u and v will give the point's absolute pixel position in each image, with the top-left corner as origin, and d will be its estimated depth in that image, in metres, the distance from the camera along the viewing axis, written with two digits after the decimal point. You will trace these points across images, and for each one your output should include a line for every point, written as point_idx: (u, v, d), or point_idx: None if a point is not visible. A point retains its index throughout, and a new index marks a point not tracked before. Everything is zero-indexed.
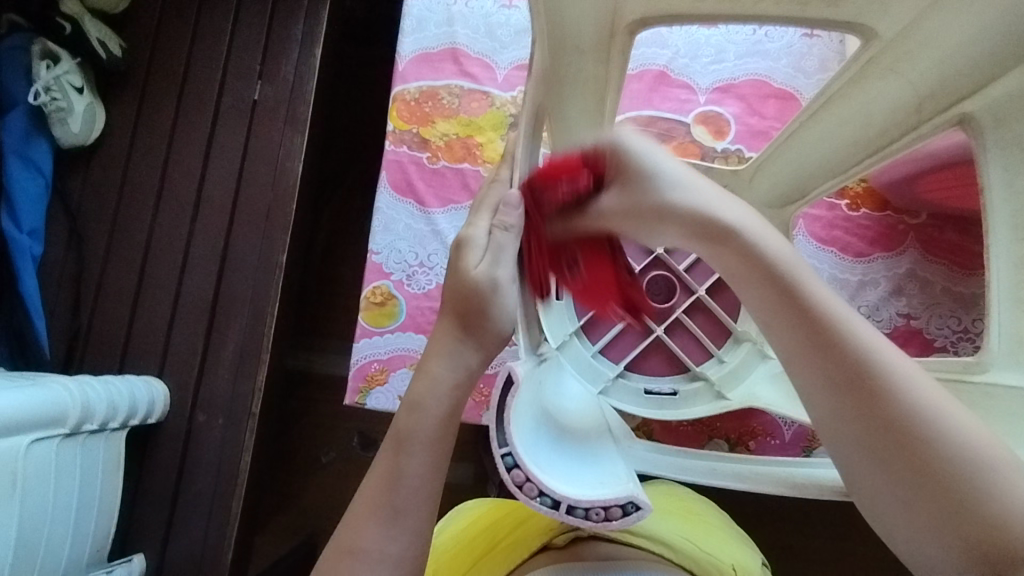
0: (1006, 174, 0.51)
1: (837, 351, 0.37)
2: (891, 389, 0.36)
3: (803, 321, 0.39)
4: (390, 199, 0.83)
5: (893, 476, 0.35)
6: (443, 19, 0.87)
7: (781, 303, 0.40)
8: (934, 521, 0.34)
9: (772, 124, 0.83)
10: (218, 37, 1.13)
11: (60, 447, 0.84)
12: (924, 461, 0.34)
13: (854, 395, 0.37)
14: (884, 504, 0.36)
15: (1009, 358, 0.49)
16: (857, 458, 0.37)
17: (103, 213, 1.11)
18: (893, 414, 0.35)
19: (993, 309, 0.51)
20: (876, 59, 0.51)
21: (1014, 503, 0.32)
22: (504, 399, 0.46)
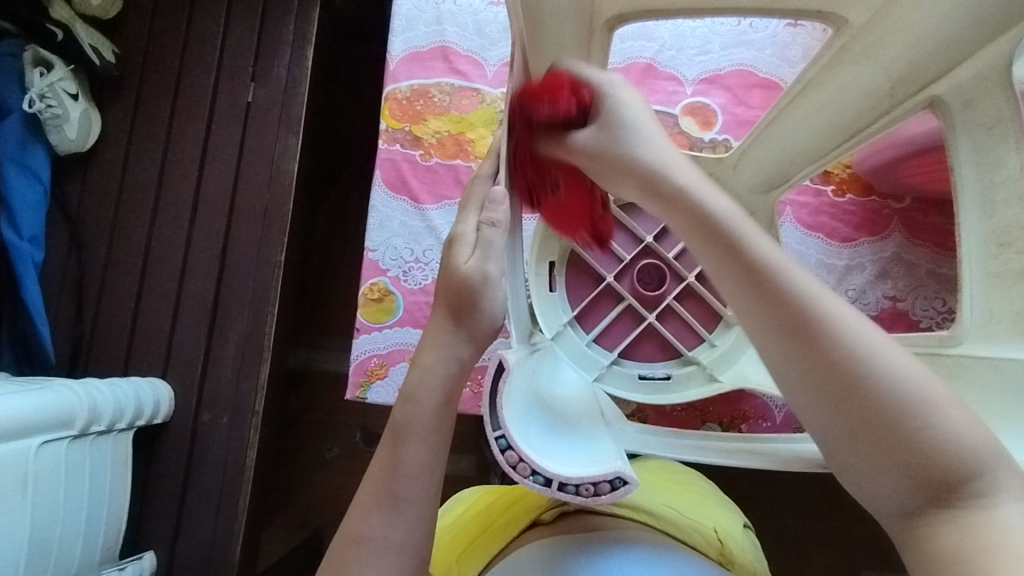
0: (975, 153, 0.53)
1: (783, 298, 0.39)
2: (830, 332, 0.38)
3: (750, 276, 0.40)
4: (385, 197, 0.85)
5: (840, 416, 0.37)
6: (432, 17, 0.88)
7: (726, 255, 0.41)
8: (876, 452, 0.37)
9: (758, 114, 0.84)
10: (210, 40, 1.14)
11: (69, 448, 0.86)
12: (866, 397, 0.36)
13: (798, 340, 0.38)
14: (836, 439, 0.38)
15: (979, 332, 0.51)
16: (808, 398, 0.39)
17: (103, 218, 1.12)
18: (843, 356, 0.37)
19: (964, 290, 0.54)
20: (847, 46, 0.53)
21: (945, 430, 0.35)
22: (497, 386, 0.48)
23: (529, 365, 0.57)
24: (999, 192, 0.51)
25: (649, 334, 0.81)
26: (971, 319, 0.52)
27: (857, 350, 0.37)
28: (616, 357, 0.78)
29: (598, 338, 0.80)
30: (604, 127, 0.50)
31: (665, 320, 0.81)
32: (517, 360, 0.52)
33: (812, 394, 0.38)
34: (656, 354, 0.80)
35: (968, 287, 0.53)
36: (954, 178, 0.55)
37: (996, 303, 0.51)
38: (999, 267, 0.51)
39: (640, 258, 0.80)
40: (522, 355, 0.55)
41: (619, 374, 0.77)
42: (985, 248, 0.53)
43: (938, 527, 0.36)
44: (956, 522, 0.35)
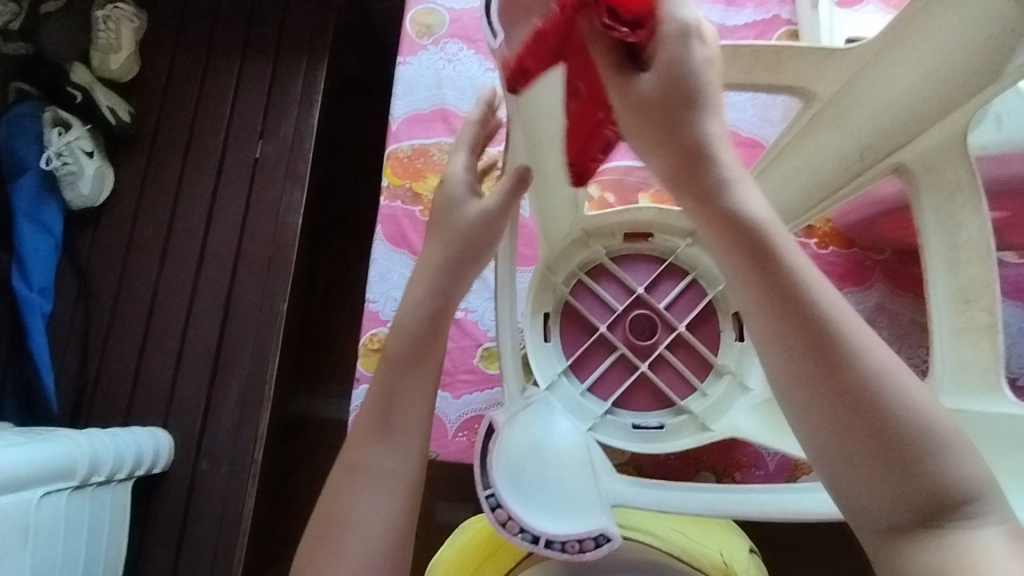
0: (938, 217, 0.56)
1: (812, 325, 0.40)
2: (847, 356, 0.39)
3: (782, 296, 0.40)
4: (385, 250, 0.88)
5: (846, 436, 0.39)
6: (433, 82, 0.93)
7: (754, 259, 0.41)
8: (874, 472, 0.39)
9: (742, 171, 0.88)
10: (221, 101, 1.20)
11: (70, 499, 0.87)
12: (874, 419, 0.39)
13: (813, 360, 0.40)
14: (836, 459, 0.40)
15: (953, 384, 0.54)
16: (816, 416, 0.40)
17: (111, 270, 1.16)
18: (856, 381, 0.39)
19: (935, 344, 0.56)
20: (819, 114, 0.57)
21: (939, 455, 0.39)
22: (487, 446, 0.51)
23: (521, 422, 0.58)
24: (962, 252, 0.55)
25: (642, 384, 0.82)
26: (942, 372, 0.55)
27: (868, 375, 0.39)
28: (610, 406, 0.79)
29: (593, 387, 0.82)
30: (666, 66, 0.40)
31: (658, 370, 0.82)
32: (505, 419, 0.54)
33: (822, 414, 0.40)
34: (649, 403, 0.81)
35: (938, 343, 0.56)
36: (920, 238, 0.58)
37: (966, 358, 0.54)
38: (965, 323, 0.54)
39: (632, 309, 0.83)
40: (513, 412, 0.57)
41: (613, 424, 0.78)
42: (951, 305, 0.56)
43: (923, 545, 0.38)
44: (943, 544, 0.38)
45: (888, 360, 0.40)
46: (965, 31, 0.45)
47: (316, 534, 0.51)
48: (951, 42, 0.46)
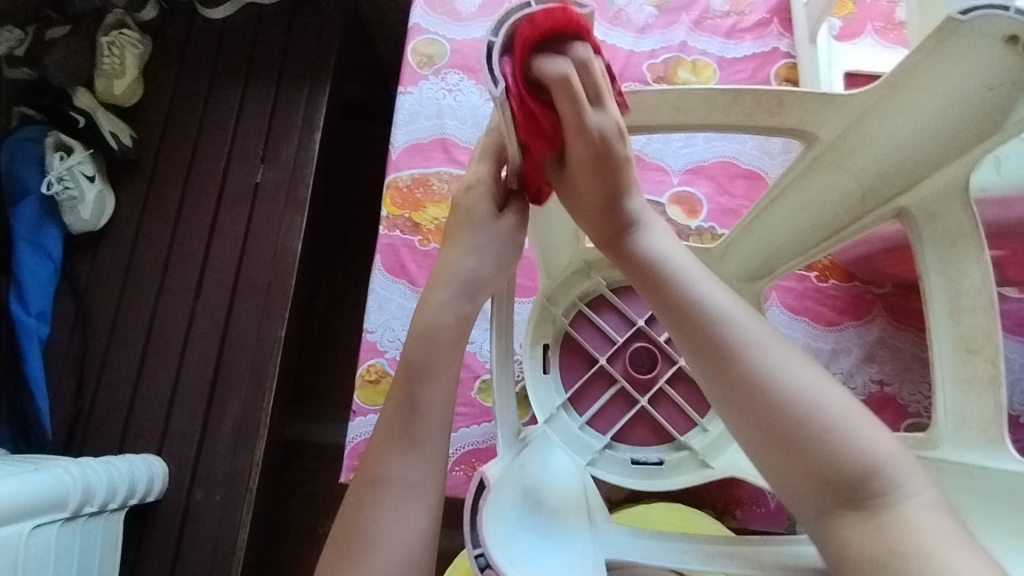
0: (941, 262, 0.55)
1: (700, 332, 0.47)
2: (750, 369, 0.45)
3: (669, 312, 0.48)
4: (384, 280, 0.87)
5: (759, 437, 0.44)
6: (434, 112, 0.94)
7: (658, 290, 0.50)
8: (791, 464, 0.43)
9: (742, 203, 0.88)
10: (223, 126, 1.21)
11: (60, 529, 0.85)
12: (781, 420, 0.44)
13: (717, 373, 0.46)
14: (761, 454, 0.45)
15: (957, 435, 0.53)
16: (735, 421, 0.46)
17: (109, 294, 1.15)
18: (758, 388, 0.44)
19: (938, 392, 0.55)
20: (820, 157, 0.57)
21: (849, 445, 0.42)
22: (477, 502, 0.49)
23: (520, 467, 0.58)
24: (964, 300, 0.54)
25: (641, 418, 0.81)
26: (945, 422, 0.54)
27: (762, 373, 0.45)
28: (609, 440, 0.78)
29: (592, 420, 0.80)
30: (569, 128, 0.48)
31: (657, 404, 0.81)
32: (500, 470, 0.53)
33: (736, 418, 0.45)
34: (649, 438, 0.80)
35: (942, 390, 0.55)
36: (921, 282, 0.57)
37: (967, 408, 0.53)
38: (968, 372, 0.53)
39: (632, 341, 0.82)
40: (510, 460, 0.56)
41: (613, 459, 0.77)
42: (953, 352, 0.55)
43: (848, 522, 0.41)
44: (867, 520, 0.41)
45: (776, 350, 0.46)
46: (970, 83, 0.46)
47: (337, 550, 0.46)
48: (954, 93, 0.47)
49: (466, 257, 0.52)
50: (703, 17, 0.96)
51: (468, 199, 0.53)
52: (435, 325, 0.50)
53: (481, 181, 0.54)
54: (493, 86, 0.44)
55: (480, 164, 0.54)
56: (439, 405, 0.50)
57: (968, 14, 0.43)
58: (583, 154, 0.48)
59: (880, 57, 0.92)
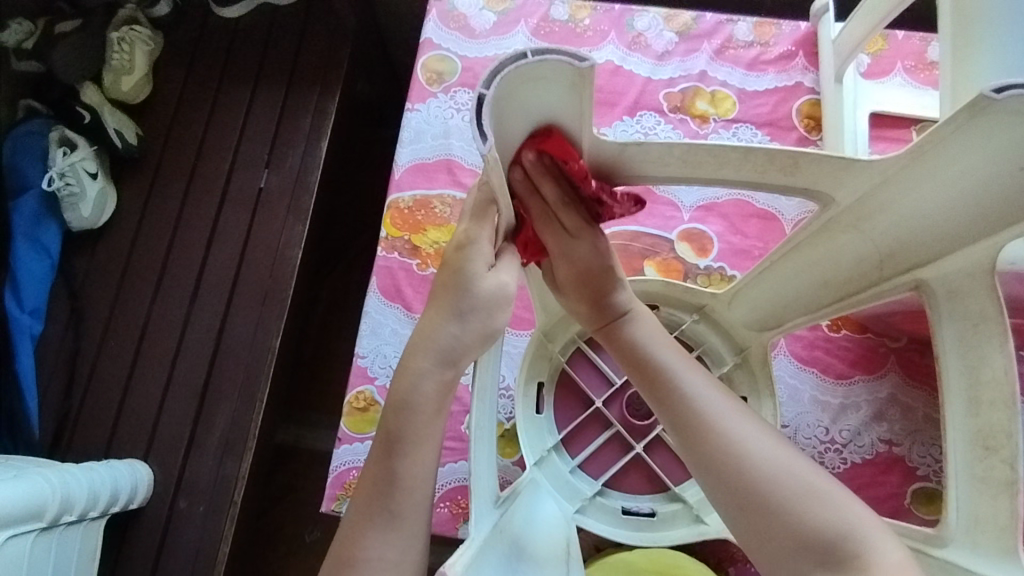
0: (960, 345, 0.54)
1: (682, 403, 0.51)
2: (718, 431, 0.49)
3: (652, 387, 0.53)
4: (378, 303, 0.85)
5: (731, 496, 0.47)
6: (440, 132, 0.91)
7: (636, 362, 0.55)
8: (763, 525, 0.46)
9: (754, 244, 0.85)
10: (229, 128, 1.19)
11: (36, 540, 0.84)
12: (752, 482, 0.47)
13: (689, 437, 0.50)
14: (733, 515, 0.48)
15: (966, 538, 0.52)
16: (706, 482, 0.49)
17: (104, 293, 1.13)
18: (729, 450, 0.48)
19: (951, 487, 0.55)
20: (838, 218, 0.54)
21: (817, 505, 0.45)
22: None
23: (501, 531, 0.55)
24: (984, 392, 0.52)
25: (636, 465, 0.78)
26: (956, 522, 0.53)
27: (741, 440, 0.48)
28: (601, 487, 0.75)
29: (583, 463, 0.77)
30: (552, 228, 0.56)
31: (653, 452, 0.78)
32: (479, 545, 0.50)
33: (708, 479, 0.49)
34: (641, 486, 0.77)
35: (955, 487, 0.54)
36: (938, 365, 0.56)
37: (982, 513, 0.51)
38: (984, 471, 0.52)
39: (631, 385, 0.79)
40: (489, 529, 0.53)
41: (602, 507, 0.74)
42: (970, 450, 0.53)
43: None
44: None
45: (750, 421, 0.50)
46: (991, 165, 0.43)
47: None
48: (973, 176, 0.44)
49: (449, 322, 0.51)
50: (726, 46, 0.93)
51: (461, 260, 0.52)
52: (413, 395, 0.51)
53: (473, 240, 0.52)
54: (483, 143, 0.42)
55: (474, 225, 0.53)
56: (423, 479, 0.50)
57: (1002, 93, 0.39)
58: (568, 273, 0.58)
59: (911, 98, 0.88)
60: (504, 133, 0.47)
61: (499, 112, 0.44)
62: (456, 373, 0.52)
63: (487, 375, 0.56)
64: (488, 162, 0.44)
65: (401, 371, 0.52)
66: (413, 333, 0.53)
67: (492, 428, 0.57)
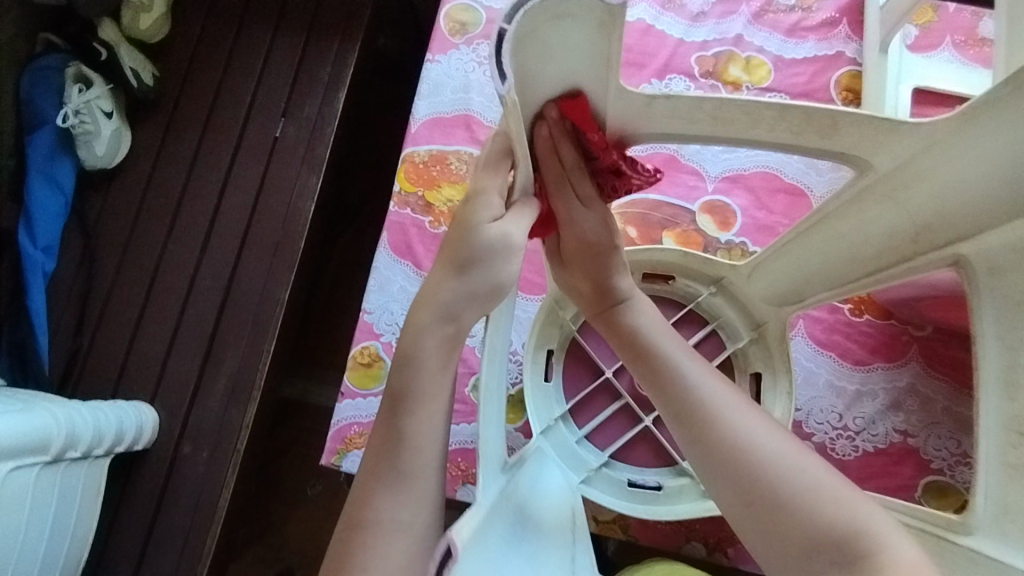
0: (1000, 322, 0.49)
1: (681, 394, 0.51)
2: (714, 424, 0.48)
3: (651, 377, 0.53)
4: (388, 259, 0.83)
5: (733, 490, 0.46)
6: (460, 85, 0.88)
7: (636, 353, 0.55)
8: (767, 519, 0.45)
9: (780, 220, 0.81)
10: (247, 74, 1.16)
11: (41, 473, 0.84)
12: (751, 475, 0.46)
13: (688, 430, 0.50)
14: (737, 509, 0.47)
15: (993, 528, 0.48)
16: (708, 474, 0.48)
17: (117, 235, 1.13)
18: (729, 442, 0.47)
19: (981, 475, 0.50)
20: (872, 186, 0.51)
21: (820, 500, 0.44)
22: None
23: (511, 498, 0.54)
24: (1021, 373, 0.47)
25: (644, 437, 0.77)
26: (983, 512, 0.49)
27: (739, 434, 0.47)
28: (608, 458, 0.74)
29: (591, 434, 0.76)
30: (562, 199, 0.55)
31: (661, 426, 0.76)
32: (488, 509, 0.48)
33: (708, 471, 0.48)
34: (649, 459, 0.75)
35: (984, 477, 0.50)
36: (975, 338, 0.51)
37: (1012, 502, 0.47)
38: (1019, 458, 0.47)
39: None
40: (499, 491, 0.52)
41: (608, 479, 0.73)
42: (1004, 435, 0.49)
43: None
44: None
45: (758, 418, 0.49)
46: None
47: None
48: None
49: (455, 274, 0.50)
50: (765, 10, 0.88)
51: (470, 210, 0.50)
52: (417, 350, 0.49)
53: (482, 191, 0.50)
54: (501, 83, 0.38)
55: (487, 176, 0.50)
56: (425, 436, 0.49)
57: None
58: (575, 244, 0.58)
59: (958, 75, 0.83)
60: (525, 78, 0.43)
61: (520, 52, 0.40)
62: (462, 329, 0.51)
63: (497, 337, 0.54)
64: (506, 104, 0.40)
65: (406, 325, 0.51)
66: (421, 288, 0.51)
67: (499, 392, 0.55)
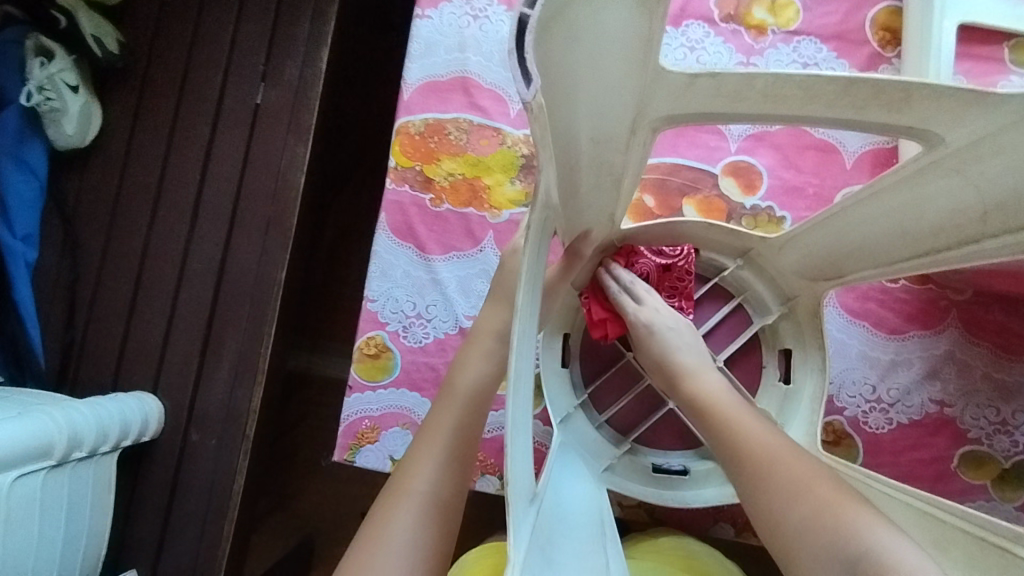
0: None
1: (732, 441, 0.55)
2: (758, 463, 0.53)
3: (707, 428, 0.58)
4: (388, 243, 0.77)
5: (771, 523, 0.50)
6: (455, 44, 0.80)
7: (695, 409, 0.60)
8: (799, 547, 0.47)
9: (809, 180, 0.75)
10: (220, 35, 1.06)
11: (47, 478, 0.82)
12: (787, 506, 0.49)
13: (737, 471, 0.54)
14: (776, 540, 0.49)
15: None
16: (753, 510, 0.52)
17: (98, 218, 1.06)
18: (770, 480, 0.51)
19: None
20: (939, 162, 0.45)
21: (843, 526, 0.46)
22: None
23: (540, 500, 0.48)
24: None
25: (667, 420, 0.74)
26: None
27: (777, 474, 0.51)
28: (630, 444, 0.71)
29: (612, 419, 0.73)
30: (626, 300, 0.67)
31: None
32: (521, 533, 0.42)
33: (754, 508, 0.52)
34: (673, 442, 0.73)
35: None
36: None
37: None
38: None
39: None
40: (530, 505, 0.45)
41: (632, 464, 0.70)
42: None
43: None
44: None
45: (798, 459, 0.52)
46: None
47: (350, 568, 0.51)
48: None
49: None
50: None
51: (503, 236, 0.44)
52: None
53: None
54: (526, 86, 0.32)
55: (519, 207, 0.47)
56: None
57: None
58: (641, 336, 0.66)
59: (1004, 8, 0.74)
60: (553, 72, 0.36)
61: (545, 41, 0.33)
62: None
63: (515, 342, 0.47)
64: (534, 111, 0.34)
65: None
66: None
67: None
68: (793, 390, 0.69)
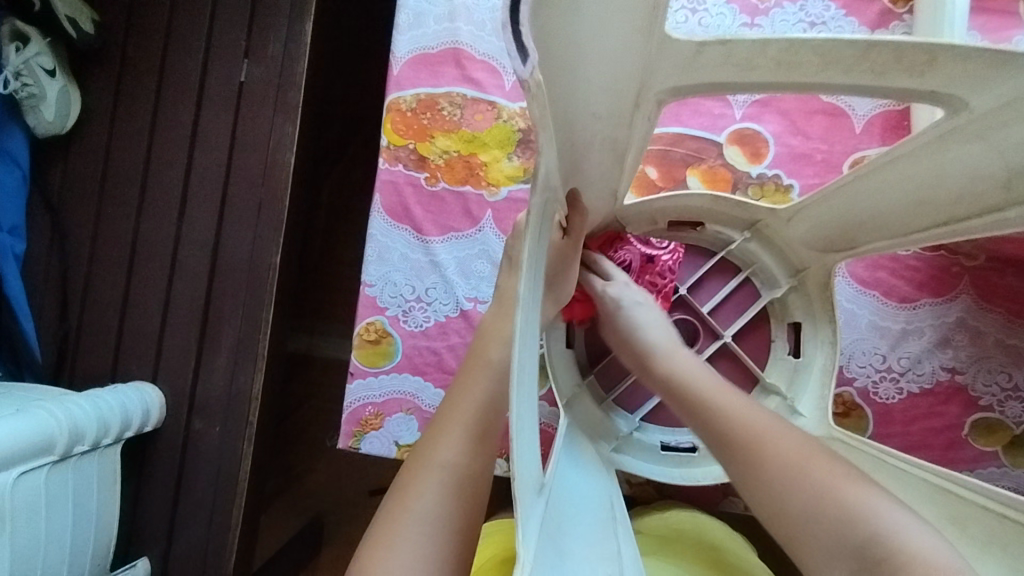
0: None
1: (713, 423, 0.54)
2: (745, 447, 0.52)
3: (685, 411, 0.57)
4: (384, 225, 0.75)
5: (768, 505, 0.50)
6: (445, 13, 0.76)
7: (670, 390, 0.59)
8: (801, 528, 0.48)
9: (818, 146, 0.72)
10: (198, 10, 1.01)
11: (50, 473, 0.81)
12: (783, 489, 0.49)
13: (723, 453, 0.53)
14: (773, 521, 0.50)
15: None
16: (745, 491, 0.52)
17: (85, 206, 1.04)
18: (760, 463, 0.51)
19: None
20: (960, 128, 0.43)
21: (846, 506, 0.46)
22: None
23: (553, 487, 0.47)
24: None
25: None
26: None
27: (767, 457, 0.51)
28: (638, 422, 0.71)
29: (619, 398, 0.72)
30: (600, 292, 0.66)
31: None
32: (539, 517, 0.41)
33: (745, 488, 0.52)
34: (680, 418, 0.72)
35: None
36: None
37: None
38: None
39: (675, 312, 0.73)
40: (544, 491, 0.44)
41: (640, 443, 0.70)
42: None
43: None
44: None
45: (784, 436, 0.52)
46: None
47: (373, 545, 0.51)
48: None
49: None
50: None
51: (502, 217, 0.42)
52: None
53: None
54: (521, 62, 0.29)
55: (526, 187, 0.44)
56: None
57: None
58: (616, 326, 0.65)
59: None
60: (552, 45, 0.33)
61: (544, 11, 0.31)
62: None
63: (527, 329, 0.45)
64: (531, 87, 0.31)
65: None
66: None
67: None
68: (803, 362, 0.68)
